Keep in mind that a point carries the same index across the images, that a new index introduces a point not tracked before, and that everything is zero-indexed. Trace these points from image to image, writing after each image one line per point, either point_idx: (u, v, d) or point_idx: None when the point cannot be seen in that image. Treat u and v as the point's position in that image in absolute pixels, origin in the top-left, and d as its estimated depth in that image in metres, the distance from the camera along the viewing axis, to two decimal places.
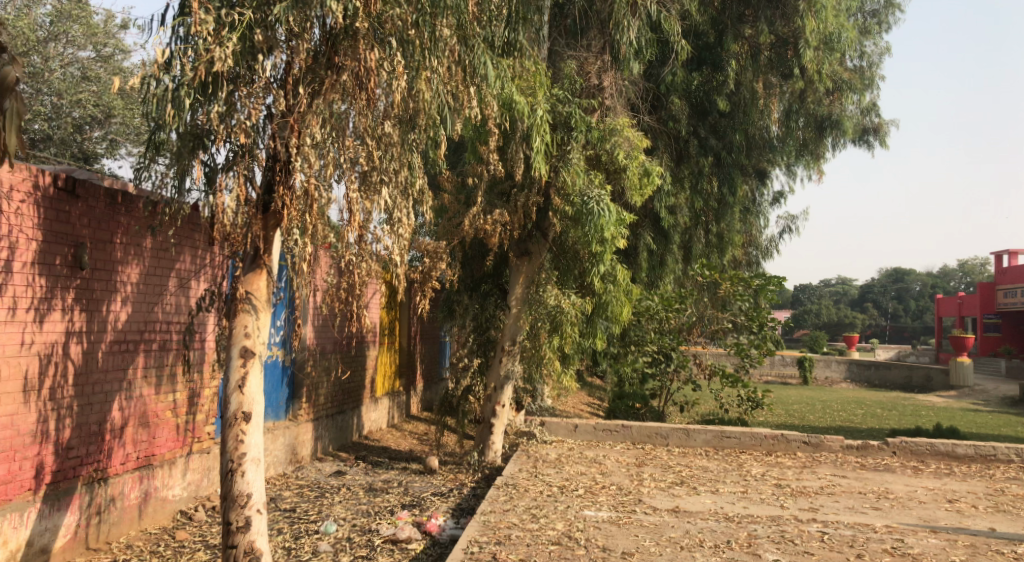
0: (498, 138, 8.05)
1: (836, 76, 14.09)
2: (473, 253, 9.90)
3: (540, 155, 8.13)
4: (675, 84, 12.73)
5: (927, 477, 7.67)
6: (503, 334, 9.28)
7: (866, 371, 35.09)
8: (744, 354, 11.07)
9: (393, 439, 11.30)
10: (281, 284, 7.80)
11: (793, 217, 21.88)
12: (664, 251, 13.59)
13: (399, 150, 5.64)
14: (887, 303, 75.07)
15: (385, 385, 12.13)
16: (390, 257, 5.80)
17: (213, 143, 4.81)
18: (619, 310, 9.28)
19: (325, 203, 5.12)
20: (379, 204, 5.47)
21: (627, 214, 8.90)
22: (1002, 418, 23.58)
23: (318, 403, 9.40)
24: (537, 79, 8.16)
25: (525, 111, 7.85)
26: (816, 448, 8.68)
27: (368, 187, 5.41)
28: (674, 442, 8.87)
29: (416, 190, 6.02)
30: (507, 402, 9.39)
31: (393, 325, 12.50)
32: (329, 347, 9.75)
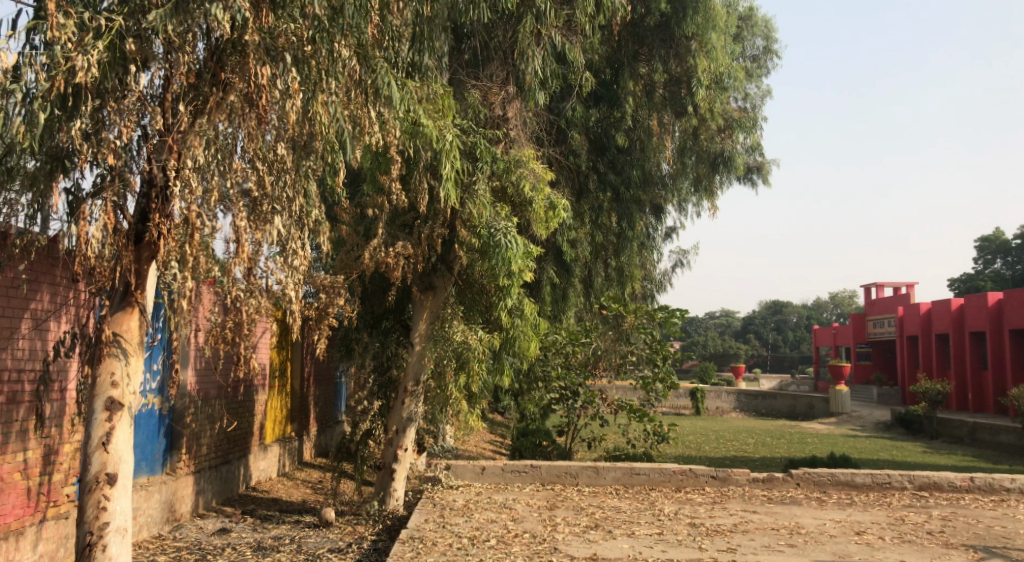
0: (400, 166, 7.72)
1: (727, 114, 14.31)
2: (374, 288, 9.36)
3: (450, 182, 7.75)
4: (573, 120, 12.74)
5: (832, 509, 7.49)
6: (407, 373, 8.87)
7: (754, 400, 36.26)
8: (649, 389, 11.03)
9: (285, 489, 10.56)
10: (158, 325, 6.96)
11: (684, 252, 22.45)
12: (566, 285, 13.50)
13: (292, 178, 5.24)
14: (768, 335, 78.46)
15: (275, 430, 11.39)
16: (284, 292, 5.36)
17: (76, 165, 4.29)
18: (526, 345, 9.04)
19: (208, 233, 4.52)
20: (270, 233, 4.95)
21: (534, 247, 8.68)
22: (878, 443, 24.68)
23: (199, 454, 8.64)
24: (445, 103, 7.74)
25: (429, 140, 7.49)
26: (724, 482, 8.57)
27: (258, 216, 4.91)
28: (584, 481, 8.60)
29: (312, 220, 5.71)
30: (410, 445, 8.91)
31: (285, 366, 11.79)
32: (213, 392, 9.02)
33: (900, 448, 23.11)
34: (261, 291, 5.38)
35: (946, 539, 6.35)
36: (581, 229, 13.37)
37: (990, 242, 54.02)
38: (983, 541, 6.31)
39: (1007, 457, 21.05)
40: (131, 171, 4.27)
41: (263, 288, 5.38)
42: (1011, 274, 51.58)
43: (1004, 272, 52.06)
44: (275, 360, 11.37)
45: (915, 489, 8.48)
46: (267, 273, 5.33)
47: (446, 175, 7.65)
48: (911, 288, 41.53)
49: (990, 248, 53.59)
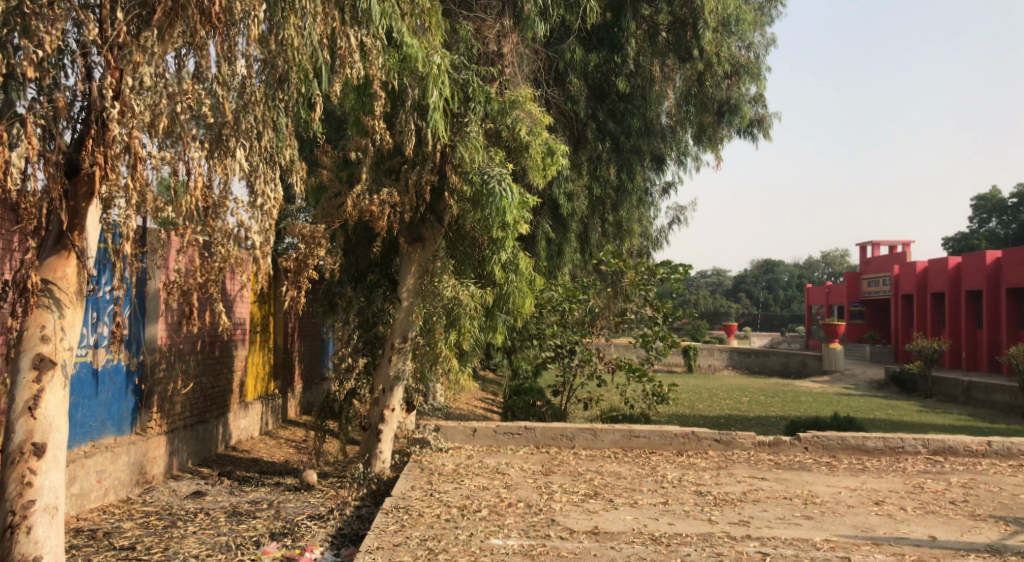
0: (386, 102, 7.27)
1: (735, 59, 13.60)
2: (358, 239, 8.75)
3: (439, 113, 7.25)
4: (573, 64, 12.12)
5: (844, 475, 7.06)
6: (393, 329, 8.35)
7: (746, 358, 36.01)
8: (649, 346, 10.45)
9: (266, 449, 10.08)
10: (103, 276, 6.52)
11: (682, 208, 21.85)
12: (561, 240, 12.96)
13: (261, 109, 5.05)
14: (760, 294, 78.34)
15: (256, 387, 10.92)
16: (250, 239, 4.88)
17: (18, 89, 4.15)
18: (522, 302, 8.41)
19: (151, 166, 4.12)
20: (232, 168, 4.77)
21: (530, 196, 8.09)
22: (872, 402, 24.46)
23: (172, 413, 8.15)
24: (434, 20, 7.27)
25: (418, 59, 7.02)
26: (728, 446, 8.12)
27: (220, 147, 4.74)
28: (581, 444, 8.14)
29: (284, 156, 5.30)
30: (397, 406, 8.40)
31: (267, 321, 11.27)
32: (188, 348, 8.50)
33: (894, 407, 22.91)
34: (220, 233, 4.94)
35: (970, 509, 5.90)
36: (578, 181, 12.79)
37: (986, 201, 53.51)
38: (1011, 512, 5.86)
39: (1001, 416, 20.87)
40: (60, 93, 3.97)
41: (224, 234, 4.96)
42: (1005, 234, 51.27)
43: (997, 233, 51.72)
44: (256, 315, 10.84)
45: (929, 453, 8.04)
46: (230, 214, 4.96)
47: (432, 104, 7.10)
48: (906, 247, 41.20)
49: (986, 208, 53.09)
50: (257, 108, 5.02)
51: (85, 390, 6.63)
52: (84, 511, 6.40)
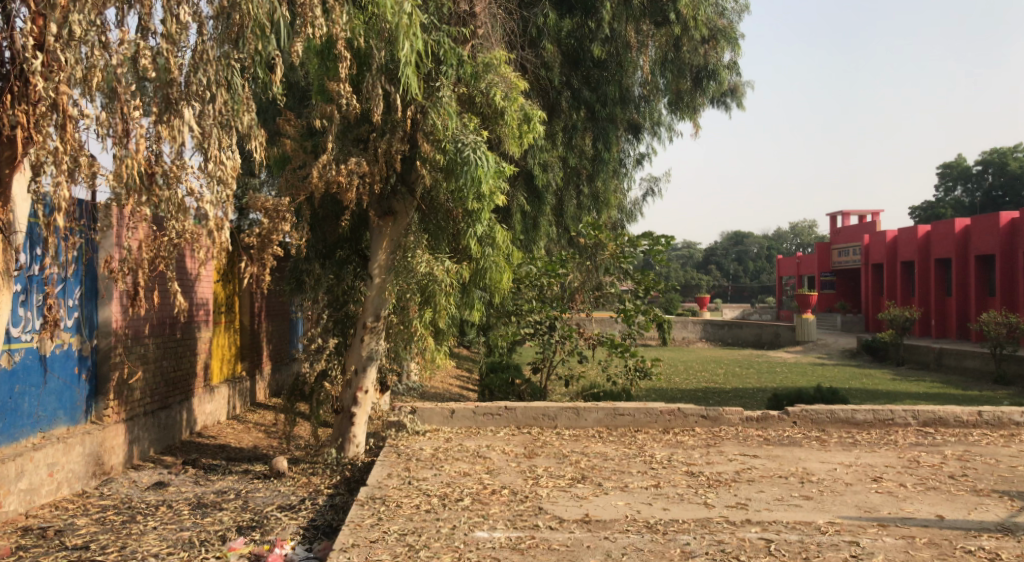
0: (350, 65, 6.91)
1: (711, 23, 13.23)
2: (325, 213, 8.27)
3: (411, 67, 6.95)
4: (546, 29, 11.75)
5: (836, 450, 6.82)
6: (365, 308, 7.92)
7: (720, 330, 36.02)
8: (630, 321, 10.13)
9: (234, 435, 9.65)
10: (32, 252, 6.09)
11: (656, 180, 21.54)
12: (537, 213, 12.59)
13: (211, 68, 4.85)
14: (731, 266, 78.73)
15: (222, 370, 10.46)
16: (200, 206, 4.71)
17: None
18: (498, 277, 8.10)
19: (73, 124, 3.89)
20: (178, 134, 4.63)
21: (506, 165, 7.70)
22: (847, 371, 24.50)
23: (131, 401, 7.69)
24: None
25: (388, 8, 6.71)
26: (715, 422, 7.86)
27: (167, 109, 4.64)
28: (563, 424, 7.83)
29: (238, 118, 5.13)
30: (371, 387, 8.04)
31: (232, 301, 10.82)
32: (146, 330, 8.01)
33: (868, 376, 22.97)
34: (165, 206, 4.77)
35: (972, 484, 5.67)
36: (553, 151, 12.43)
37: (951, 170, 53.99)
38: (1013, 486, 5.65)
39: (973, 382, 20.96)
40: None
41: (170, 208, 4.78)
42: (970, 202, 51.84)
43: (962, 201, 52.21)
44: (220, 295, 10.36)
45: (919, 425, 7.85)
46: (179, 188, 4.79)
47: (404, 57, 6.83)
48: (875, 216, 41.70)
49: (951, 176, 53.50)
50: (205, 73, 4.81)
51: (33, 378, 6.18)
52: (34, 508, 5.96)
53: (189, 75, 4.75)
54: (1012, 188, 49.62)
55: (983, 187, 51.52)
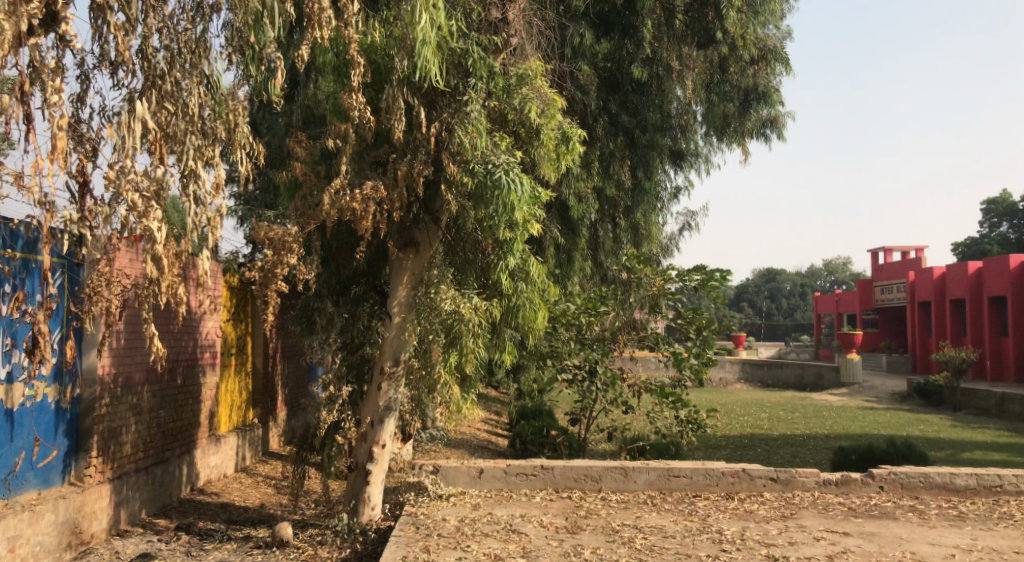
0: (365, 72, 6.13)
1: (761, 42, 12.37)
2: (339, 244, 7.35)
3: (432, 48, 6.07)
4: (582, 49, 10.96)
5: (943, 527, 5.69)
6: (383, 351, 6.98)
7: (759, 371, 34.46)
8: (682, 366, 8.98)
9: (240, 491, 8.68)
10: None
11: (693, 213, 20.53)
12: (571, 247, 11.68)
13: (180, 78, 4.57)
14: (765, 303, 76.95)
15: (229, 418, 9.52)
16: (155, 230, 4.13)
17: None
18: (533, 316, 7.09)
19: None
20: (139, 144, 4.23)
21: (543, 190, 6.79)
22: (901, 416, 22.92)
23: (120, 456, 6.78)
24: None
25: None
26: (787, 486, 6.76)
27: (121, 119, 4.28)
28: (608, 487, 6.78)
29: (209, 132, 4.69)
30: (389, 441, 7.04)
31: (244, 341, 9.97)
32: (140, 376, 7.14)
33: (926, 422, 21.37)
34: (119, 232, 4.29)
35: None
36: (589, 181, 11.48)
37: (995, 205, 52.08)
38: None
39: None
40: None
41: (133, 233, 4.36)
42: (1015, 238, 50.03)
43: (1007, 237, 50.32)
44: (230, 335, 9.50)
45: None
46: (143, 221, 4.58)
47: (421, 33, 5.96)
48: (919, 252, 40.23)
49: (996, 212, 51.74)
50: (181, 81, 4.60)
51: None
52: None
53: (160, 80, 4.48)
54: None
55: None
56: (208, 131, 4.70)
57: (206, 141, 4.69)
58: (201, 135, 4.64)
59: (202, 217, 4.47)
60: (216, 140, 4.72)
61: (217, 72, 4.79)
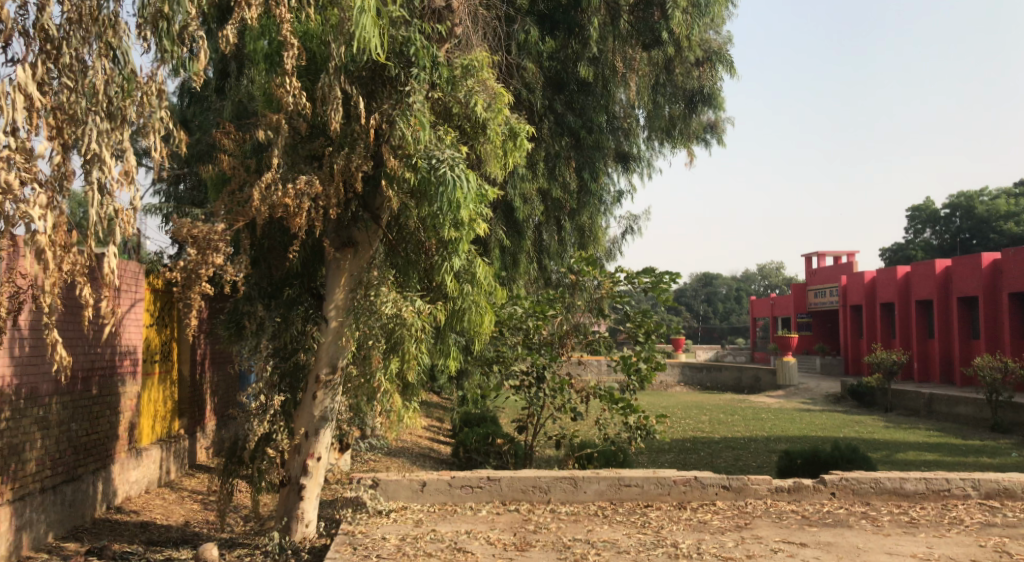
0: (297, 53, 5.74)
1: (705, 44, 12.32)
2: (272, 243, 6.90)
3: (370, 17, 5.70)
4: (527, 46, 10.69)
5: (898, 534, 5.57)
6: (319, 357, 6.54)
7: (698, 373, 34.75)
8: (631, 371, 8.74)
9: (162, 508, 8.11)
10: None
11: (635, 217, 20.51)
12: (517, 249, 11.43)
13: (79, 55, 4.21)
14: (702, 307, 78.12)
15: (153, 430, 8.92)
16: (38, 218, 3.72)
17: None
18: (479, 320, 6.76)
19: None
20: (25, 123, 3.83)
21: (489, 188, 6.48)
22: (836, 418, 23.28)
23: (23, 475, 6.19)
24: None
25: None
26: (739, 494, 6.57)
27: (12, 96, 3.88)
28: (557, 498, 6.49)
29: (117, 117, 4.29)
30: (325, 453, 6.61)
31: (169, 348, 9.37)
32: (47, 387, 6.55)
33: (859, 423, 21.72)
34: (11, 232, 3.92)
35: None
36: (534, 182, 11.22)
37: (921, 212, 53.78)
38: None
39: (968, 430, 19.80)
40: None
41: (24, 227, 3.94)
42: (939, 244, 51.75)
43: (931, 243, 52.17)
44: (154, 341, 8.91)
45: (981, 498, 6.64)
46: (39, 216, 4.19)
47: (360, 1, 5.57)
48: (851, 257, 41.27)
49: (922, 218, 53.42)
50: (81, 54, 4.25)
51: None
52: None
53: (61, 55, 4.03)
54: (980, 231, 49.19)
55: (951, 230, 51.14)
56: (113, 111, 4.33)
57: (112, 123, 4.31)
58: (105, 116, 4.25)
59: (108, 208, 4.11)
60: (124, 123, 4.33)
61: (124, 47, 4.45)
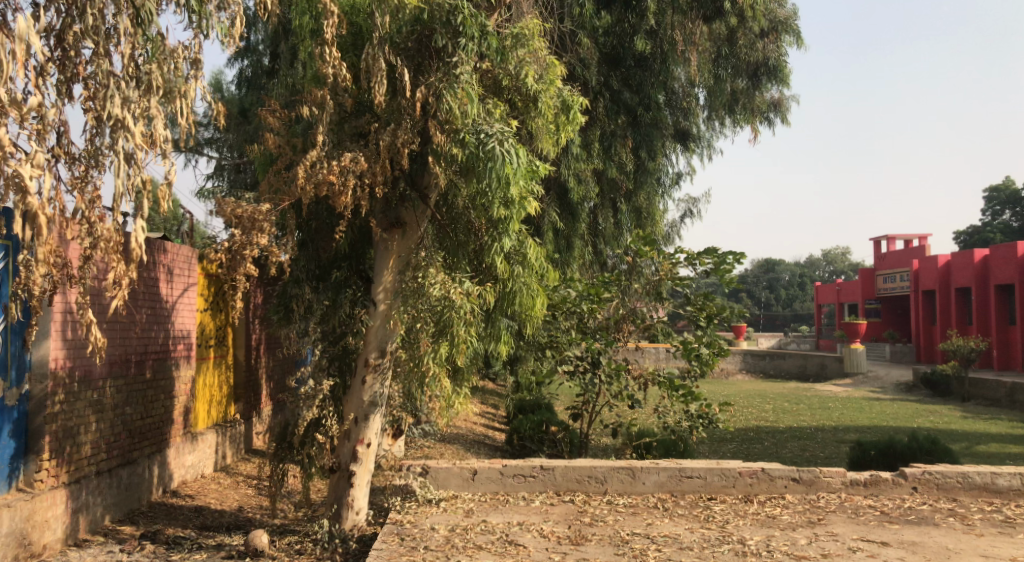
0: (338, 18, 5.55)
1: (771, 13, 11.72)
2: (319, 224, 6.71)
3: None
4: (582, 22, 10.32)
5: (992, 535, 5.10)
6: (367, 341, 6.34)
7: (761, 361, 33.87)
8: (693, 356, 8.33)
9: (217, 492, 8.05)
10: None
11: (695, 200, 19.94)
12: (571, 232, 11.11)
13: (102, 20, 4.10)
14: (764, 294, 76.36)
15: (208, 414, 8.89)
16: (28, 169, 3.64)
17: None
18: (531, 302, 6.45)
19: None
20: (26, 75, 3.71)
21: (541, 165, 6.15)
22: (908, 407, 22.33)
23: (78, 457, 6.16)
24: None
25: None
26: (810, 488, 6.16)
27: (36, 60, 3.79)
28: (615, 489, 6.18)
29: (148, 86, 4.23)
30: (374, 439, 6.41)
31: (224, 333, 9.32)
32: (101, 370, 6.52)
33: (934, 413, 20.74)
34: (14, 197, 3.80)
35: None
36: (590, 163, 10.87)
37: (999, 194, 51.47)
38: None
39: None
40: None
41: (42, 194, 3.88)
42: (1017, 226, 49.41)
43: (1010, 225, 49.77)
44: (208, 326, 8.88)
45: None
46: (73, 189, 4.15)
47: None
48: (923, 240, 39.61)
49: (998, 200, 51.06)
50: (109, 17, 4.15)
51: None
52: None
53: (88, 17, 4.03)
54: None
55: None
56: (143, 77, 4.24)
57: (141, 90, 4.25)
58: (133, 83, 4.18)
59: (136, 180, 4.10)
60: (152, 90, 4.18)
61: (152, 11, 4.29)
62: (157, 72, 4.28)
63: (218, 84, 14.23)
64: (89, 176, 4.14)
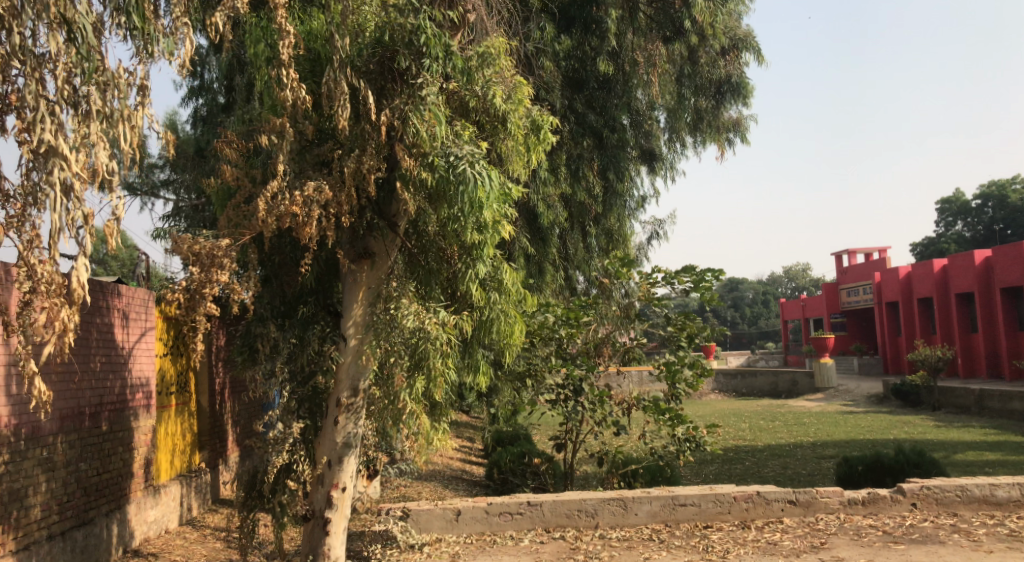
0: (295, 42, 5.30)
1: (730, 31, 11.71)
2: (283, 259, 6.39)
3: None
4: (543, 45, 10.20)
5: (1000, 551, 4.90)
6: (338, 379, 5.99)
7: (733, 380, 33.87)
8: (675, 378, 8.11)
9: (183, 548, 7.59)
10: None
11: (661, 221, 19.90)
12: (542, 257, 10.91)
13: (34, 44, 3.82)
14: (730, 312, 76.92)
15: (171, 465, 8.43)
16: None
17: None
18: (509, 330, 6.17)
19: None
20: None
21: (514, 187, 5.93)
22: (881, 419, 22.34)
23: (28, 521, 5.72)
24: None
25: None
26: (807, 509, 5.94)
27: None
28: (606, 522, 5.90)
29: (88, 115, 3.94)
30: (350, 482, 6.06)
31: (185, 378, 8.90)
32: (51, 425, 6.09)
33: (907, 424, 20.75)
34: None
35: None
36: (557, 186, 10.70)
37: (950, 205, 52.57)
38: None
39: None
40: None
41: None
42: (971, 236, 50.41)
43: (964, 235, 50.79)
44: (168, 371, 8.46)
45: None
46: (9, 228, 3.81)
47: None
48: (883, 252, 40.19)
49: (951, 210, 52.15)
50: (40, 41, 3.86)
51: None
52: None
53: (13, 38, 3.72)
54: (1012, 221, 48.35)
55: (984, 220, 49.99)
56: (83, 104, 3.96)
57: (81, 118, 3.95)
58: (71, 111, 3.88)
59: (77, 215, 3.77)
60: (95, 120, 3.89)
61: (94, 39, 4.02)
62: (99, 100, 3.99)
63: (173, 124, 13.86)
64: (27, 215, 3.81)
